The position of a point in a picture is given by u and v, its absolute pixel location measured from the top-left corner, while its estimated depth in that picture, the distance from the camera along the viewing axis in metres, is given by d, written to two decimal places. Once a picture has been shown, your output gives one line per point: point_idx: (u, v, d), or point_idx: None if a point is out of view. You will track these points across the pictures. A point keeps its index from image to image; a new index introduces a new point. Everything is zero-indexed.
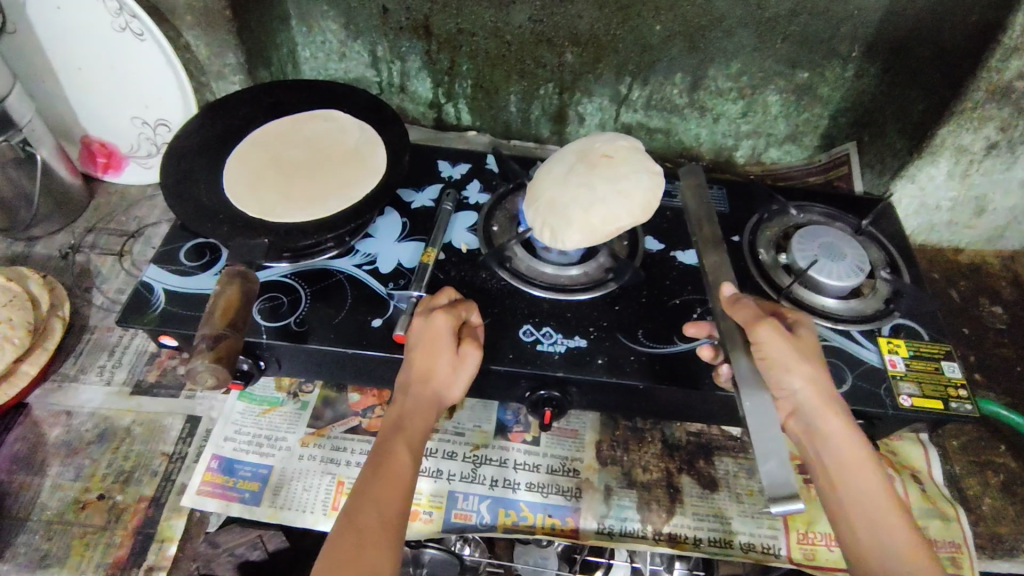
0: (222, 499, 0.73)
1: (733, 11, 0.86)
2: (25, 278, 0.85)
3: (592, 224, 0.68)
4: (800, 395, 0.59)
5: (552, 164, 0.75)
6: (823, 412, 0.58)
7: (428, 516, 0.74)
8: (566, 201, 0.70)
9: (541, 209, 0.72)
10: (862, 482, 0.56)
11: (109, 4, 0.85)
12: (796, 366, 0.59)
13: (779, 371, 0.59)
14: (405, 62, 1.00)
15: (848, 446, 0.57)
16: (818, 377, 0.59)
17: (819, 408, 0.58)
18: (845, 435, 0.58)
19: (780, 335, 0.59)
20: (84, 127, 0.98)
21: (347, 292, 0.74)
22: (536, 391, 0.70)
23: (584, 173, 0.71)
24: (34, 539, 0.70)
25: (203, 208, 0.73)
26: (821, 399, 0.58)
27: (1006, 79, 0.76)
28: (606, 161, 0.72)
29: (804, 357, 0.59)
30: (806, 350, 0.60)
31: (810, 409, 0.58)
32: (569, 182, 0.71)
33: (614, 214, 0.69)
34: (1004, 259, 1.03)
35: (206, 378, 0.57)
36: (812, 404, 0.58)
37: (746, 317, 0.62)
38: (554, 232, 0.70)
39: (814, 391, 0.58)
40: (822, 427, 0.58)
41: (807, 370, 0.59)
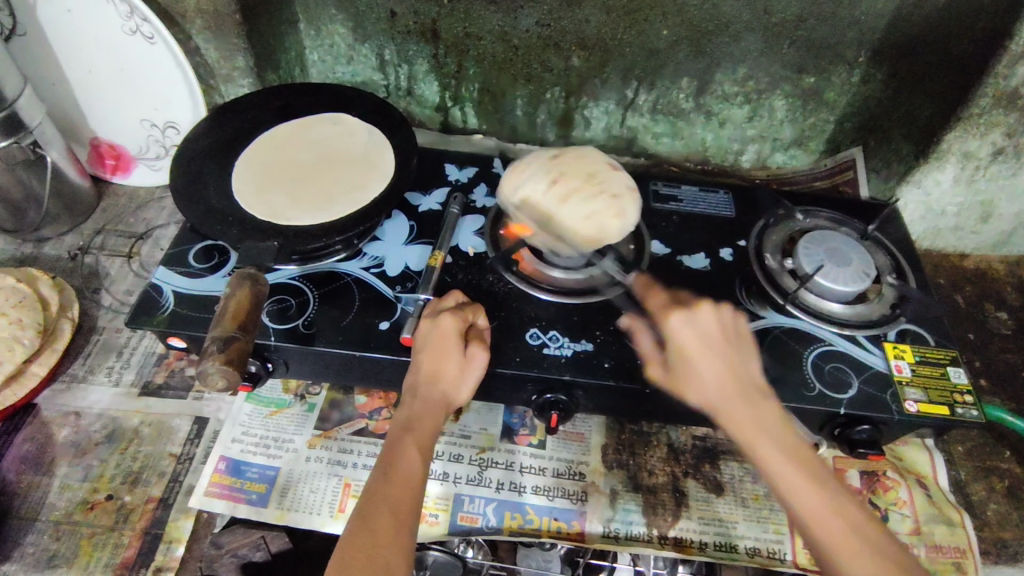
0: (230, 499, 0.73)
1: (740, 16, 0.86)
2: (34, 279, 0.86)
3: (599, 224, 0.71)
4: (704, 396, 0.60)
5: (526, 170, 0.76)
6: (725, 405, 0.58)
7: (434, 518, 0.74)
8: (570, 205, 0.72)
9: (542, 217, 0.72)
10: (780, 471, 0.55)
11: (120, 7, 0.86)
12: (688, 372, 0.60)
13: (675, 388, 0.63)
14: (412, 65, 1.00)
15: (757, 437, 0.56)
16: (710, 377, 0.60)
17: (721, 403, 0.59)
18: (752, 426, 0.57)
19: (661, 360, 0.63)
20: (93, 129, 0.99)
21: (355, 295, 0.74)
22: (543, 394, 0.70)
23: (572, 176, 0.74)
24: (43, 539, 0.71)
25: (212, 211, 0.73)
26: (717, 396, 0.59)
27: (1012, 86, 0.76)
28: (583, 163, 0.75)
29: (690, 360, 0.61)
30: (684, 356, 0.62)
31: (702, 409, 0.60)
32: (561, 186, 0.73)
33: (616, 209, 0.72)
34: (1010, 265, 1.03)
35: (216, 380, 0.57)
36: (715, 400, 0.59)
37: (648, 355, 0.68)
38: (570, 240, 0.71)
39: (709, 389, 0.59)
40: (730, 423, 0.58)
41: (698, 371, 0.60)
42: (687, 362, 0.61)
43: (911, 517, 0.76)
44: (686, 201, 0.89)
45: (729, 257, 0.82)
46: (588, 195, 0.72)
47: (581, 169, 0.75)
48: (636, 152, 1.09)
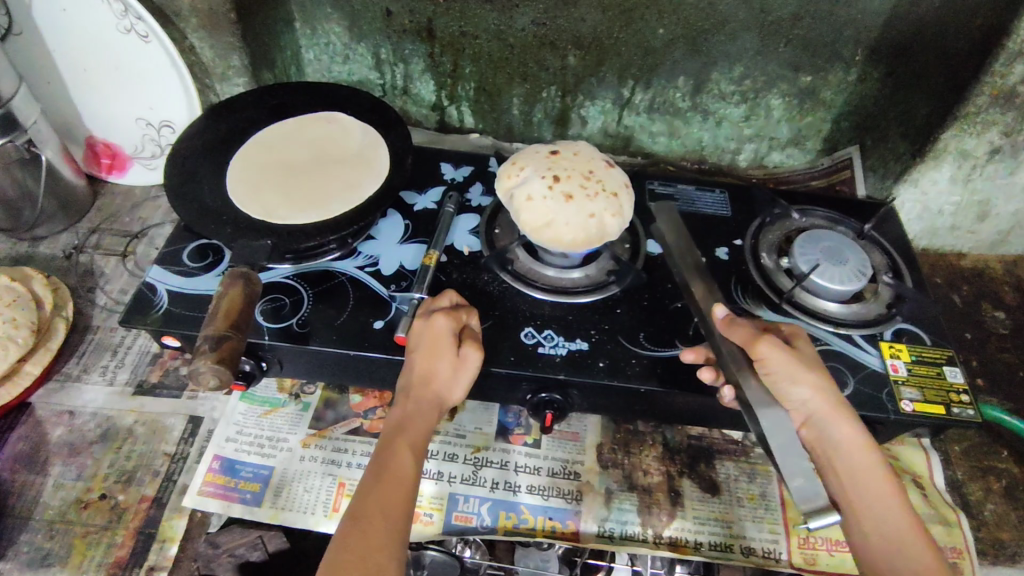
0: (224, 499, 0.73)
1: (736, 15, 0.86)
2: (29, 278, 0.85)
3: (599, 223, 0.71)
4: (810, 405, 0.60)
5: (527, 167, 0.75)
6: (835, 418, 0.59)
7: (429, 518, 0.74)
8: (571, 203, 0.71)
9: (543, 213, 0.71)
10: (872, 488, 0.57)
11: (115, 6, 0.85)
12: (799, 378, 0.59)
13: (787, 385, 0.60)
14: (408, 64, 1.00)
15: (857, 452, 0.58)
16: (827, 386, 0.60)
17: (829, 415, 0.59)
18: (857, 441, 0.59)
19: (780, 347, 0.60)
20: (89, 128, 0.98)
21: (349, 294, 0.74)
22: (537, 394, 0.70)
23: (573, 174, 0.73)
24: (36, 538, 0.70)
25: (206, 210, 0.73)
26: (831, 407, 0.59)
27: (1009, 84, 0.76)
28: (582, 161, 0.75)
29: (809, 367, 0.61)
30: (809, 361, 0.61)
31: (821, 418, 0.59)
32: (562, 184, 0.72)
33: (616, 209, 0.72)
34: (1007, 264, 1.03)
35: (209, 379, 0.57)
36: (823, 412, 0.59)
37: (743, 335, 0.62)
38: (570, 239, 0.71)
39: (823, 399, 0.59)
40: (833, 434, 0.59)
41: (813, 380, 0.59)
42: (804, 368, 0.60)
43: None
44: (682, 200, 0.89)
45: (725, 256, 0.82)
46: (590, 193, 0.72)
47: (582, 167, 0.74)
48: (633, 151, 1.09)
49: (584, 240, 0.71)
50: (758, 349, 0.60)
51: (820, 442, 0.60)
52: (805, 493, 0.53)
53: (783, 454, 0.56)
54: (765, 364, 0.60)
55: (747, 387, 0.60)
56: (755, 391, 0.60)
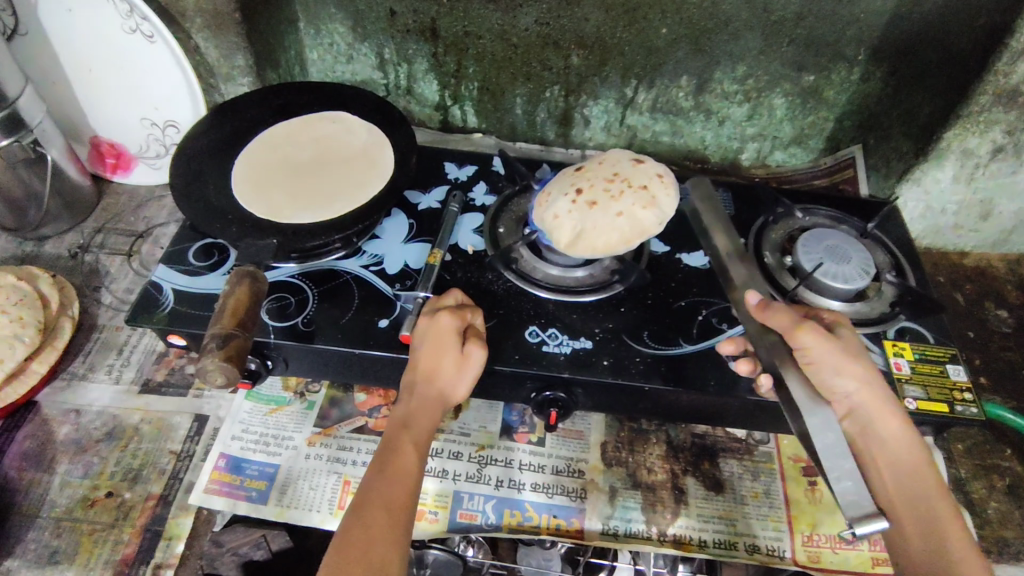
0: (230, 497, 0.74)
1: (739, 14, 0.86)
2: (35, 277, 0.86)
3: (631, 223, 0.71)
4: (855, 398, 0.60)
5: (551, 191, 0.75)
6: (881, 414, 0.60)
7: (434, 515, 0.74)
8: (597, 209, 0.71)
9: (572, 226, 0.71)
10: (917, 483, 0.57)
11: (121, 6, 0.86)
12: (843, 369, 0.60)
13: (829, 375, 0.60)
14: (411, 64, 1.00)
15: (903, 447, 0.59)
16: (869, 377, 0.60)
17: (876, 411, 0.60)
18: (902, 436, 0.59)
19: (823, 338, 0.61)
20: (94, 128, 0.99)
21: (354, 293, 0.74)
22: (542, 391, 0.70)
23: (595, 182, 0.74)
24: (44, 536, 0.71)
25: (212, 209, 0.73)
26: (875, 400, 0.60)
27: (1012, 82, 0.76)
28: (603, 169, 0.76)
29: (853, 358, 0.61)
30: (853, 351, 0.61)
31: (865, 410, 0.60)
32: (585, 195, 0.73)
33: (647, 202, 0.72)
34: (1010, 262, 1.03)
35: (216, 377, 0.57)
36: (867, 405, 0.60)
37: (784, 324, 0.63)
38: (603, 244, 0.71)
39: (867, 393, 0.60)
40: (878, 427, 0.59)
41: (858, 373, 0.60)
42: (847, 359, 0.60)
43: None
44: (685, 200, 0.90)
45: (728, 255, 0.82)
46: (616, 194, 0.72)
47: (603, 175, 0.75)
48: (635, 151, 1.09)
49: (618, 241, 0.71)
50: (800, 339, 0.61)
51: (864, 434, 0.60)
52: (851, 497, 0.54)
53: (827, 456, 0.56)
54: (806, 352, 0.61)
55: (790, 381, 0.61)
56: (799, 391, 0.60)
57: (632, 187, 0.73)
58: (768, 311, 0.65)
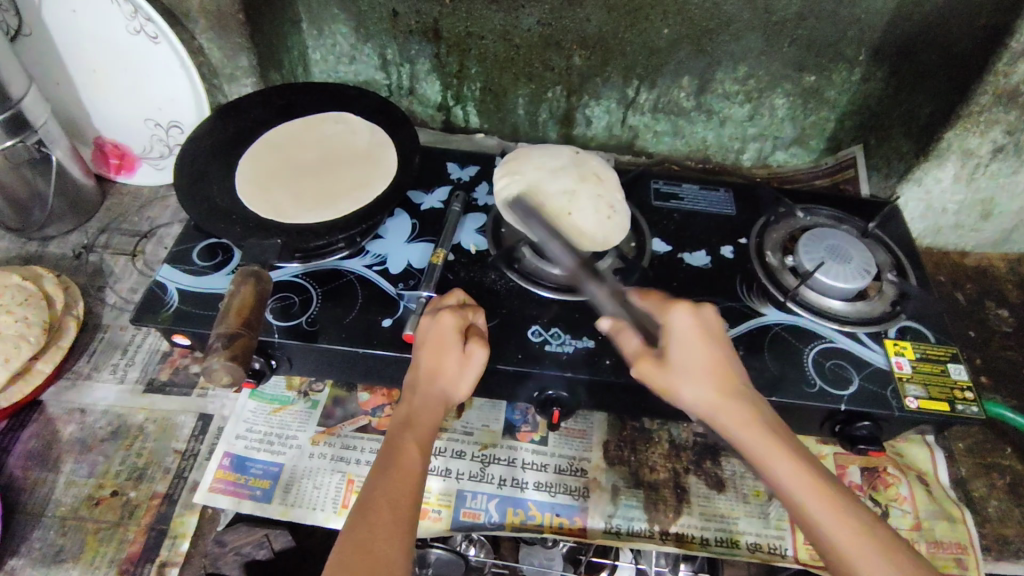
0: (234, 495, 0.74)
1: (741, 15, 0.87)
2: (40, 277, 0.86)
3: (602, 175, 0.79)
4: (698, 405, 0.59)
5: (514, 203, 0.77)
6: (721, 416, 0.58)
7: (437, 514, 0.74)
8: (581, 190, 0.77)
9: (568, 220, 0.74)
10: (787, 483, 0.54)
11: (125, 7, 0.86)
12: (679, 382, 0.60)
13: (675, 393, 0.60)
14: (414, 65, 1.01)
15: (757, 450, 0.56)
16: (698, 385, 0.59)
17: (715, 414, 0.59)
18: (750, 439, 0.56)
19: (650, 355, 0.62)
20: (98, 129, 0.99)
21: (358, 292, 0.75)
22: (545, 391, 0.71)
23: (546, 170, 0.79)
24: (49, 534, 0.71)
25: (216, 209, 0.74)
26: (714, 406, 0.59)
27: (1013, 83, 0.76)
28: (519, 156, 0.82)
29: (669, 367, 0.61)
30: (676, 362, 0.61)
31: (713, 420, 0.59)
32: (556, 184, 0.77)
33: (593, 167, 0.80)
34: (1011, 262, 1.03)
35: (221, 376, 0.58)
36: (713, 410, 0.59)
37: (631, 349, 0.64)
38: (607, 209, 0.76)
39: (703, 399, 0.59)
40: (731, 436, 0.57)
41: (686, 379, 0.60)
42: (663, 368, 0.61)
43: (911, 512, 0.76)
44: (687, 199, 0.90)
45: (730, 255, 0.83)
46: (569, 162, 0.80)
47: (536, 158, 0.81)
48: (637, 151, 1.09)
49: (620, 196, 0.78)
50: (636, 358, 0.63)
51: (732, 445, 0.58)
52: None
53: None
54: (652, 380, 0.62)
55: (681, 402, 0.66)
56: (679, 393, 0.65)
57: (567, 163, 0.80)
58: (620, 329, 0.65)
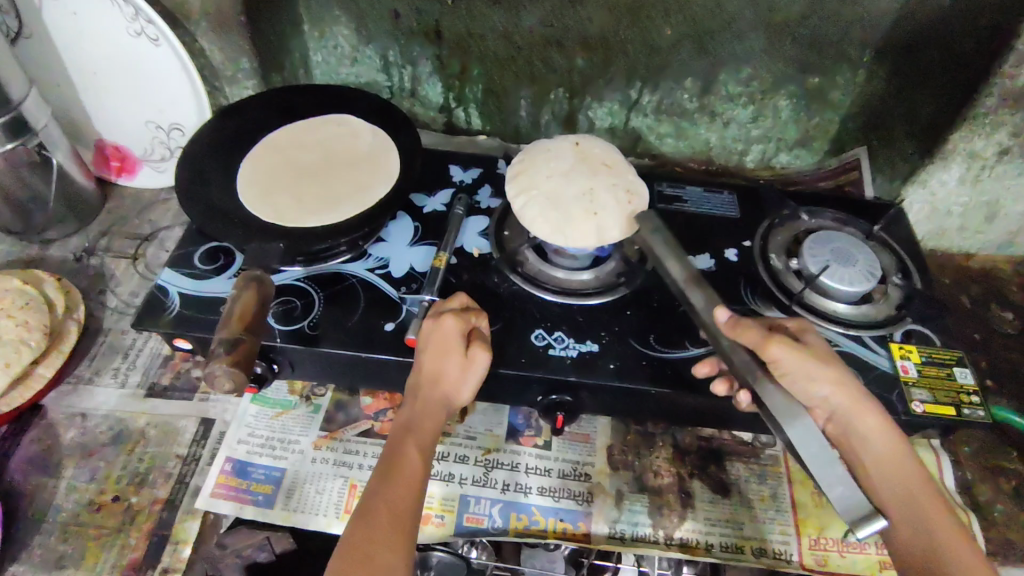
0: (236, 501, 0.74)
1: (744, 16, 0.86)
2: (41, 281, 0.86)
3: (610, 163, 0.75)
4: (832, 402, 0.60)
5: (538, 218, 0.71)
6: (857, 410, 0.59)
7: (440, 519, 0.74)
8: (599, 183, 0.72)
9: (595, 219, 0.69)
10: (900, 484, 0.57)
11: (125, 9, 0.86)
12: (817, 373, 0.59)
13: (801, 382, 0.59)
14: (415, 66, 1.00)
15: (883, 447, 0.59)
16: (846, 379, 0.60)
17: (855, 411, 0.59)
18: (881, 435, 0.59)
19: (793, 349, 0.58)
20: (99, 132, 0.99)
21: (360, 296, 0.74)
22: (548, 395, 0.70)
23: (556, 173, 0.73)
24: (50, 540, 0.71)
25: (218, 212, 0.73)
26: (853, 399, 0.59)
27: (1018, 85, 0.76)
28: (525, 169, 0.75)
29: (825, 362, 0.60)
30: (823, 355, 0.61)
31: (844, 412, 0.60)
32: (573, 186, 0.71)
33: (592, 152, 0.75)
34: (1016, 265, 1.02)
35: (224, 382, 0.57)
36: (845, 406, 0.60)
37: (754, 337, 0.58)
38: (626, 193, 0.72)
39: (843, 393, 0.59)
40: (858, 428, 0.59)
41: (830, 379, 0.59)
42: (818, 365, 0.59)
43: None
44: (691, 202, 0.89)
45: (734, 258, 0.82)
46: (572, 156, 0.74)
47: (543, 164, 0.74)
48: (640, 152, 1.09)
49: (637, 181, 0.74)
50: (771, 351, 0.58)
51: (846, 436, 0.60)
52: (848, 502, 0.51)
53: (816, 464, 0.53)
54: (777, 363, 0.59)
55: (769, 399, 0.55)
56: (777, 402, 0.55)
57: (563, 157, 0.74)
58: (740, 323, 0.59)
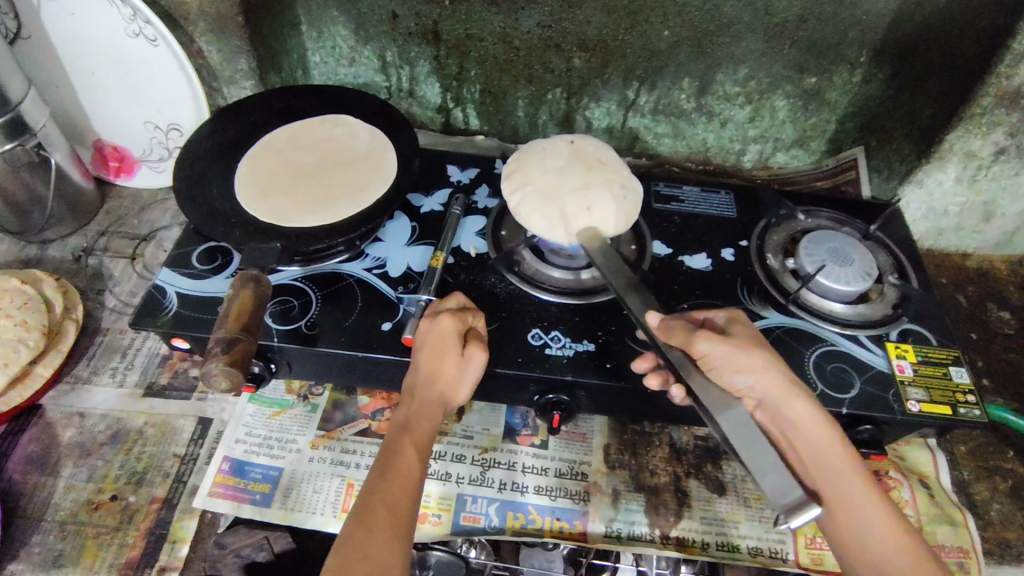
0: (234, 500, 0.74)
1: (741, 17, 0.86)
2: (40, 281, 0.86)
3: (606, 161, 0.75)
4: (759, 389, 0.59)
5: (533, 214, 0.71)
6: (789, 399, 0.58)
7: (437, 518, 0.74)
8: (594, 179, 0.72)
9: (589, 213, 0.69)
10: (836, 472, 0.57)
11: (123, 10, 0.86)
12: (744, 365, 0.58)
13: (732, 374, 0.59)
14: (413, 67, 1.00)
15: (822, 436, 0.58)
16: (773, 367, 0.59)
17: (784, 399, 0.58)
18: (818, 423, 0.58)
19: (715, 337, 0.58)
20: (97, 132, 0.99)
21: (357, 296, 0.74)
22: (545, 395, 0.70)
23: (551, 170, 0.73)
24: (48, 539, 0.71)
25: (215, 212, 0.73)
26: (783, 389, 0.58)
27: (1014, 85, 0.76)
28: (522, 167, 0.75)
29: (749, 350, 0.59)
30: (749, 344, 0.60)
31: (775, 401, 0.59)
32: (568, 181, 0.71)
33: (588, 151, 0.75)
34: (1013, 264, 1.03)
35: (220, 382, 0.58)
36: (775, 395, 0.59)
37: (679, 334, 0.58)
38: (621, 190, 0.72)
39: (774, 382, 0.59)
40: (792, 416, 0.58)
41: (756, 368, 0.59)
42: (746, 355, 0.58)
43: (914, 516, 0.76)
44: (688, 201, 0.90)
45: (730, 257, 0.82)
46: (568, 154, 0.75)
47: (538, 162, 0.74)
48: (637, 152, 1.09)
49: (632, 178, 0.75)
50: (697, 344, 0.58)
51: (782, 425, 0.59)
52: (778, 489, 0.47)
53: (749, 453, 0.49)
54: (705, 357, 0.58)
55: (702, 391, 0.54)
56: (710, 393, 0.54)
57: (560, 154, 0.74)
58: (669, 324, 0.59)
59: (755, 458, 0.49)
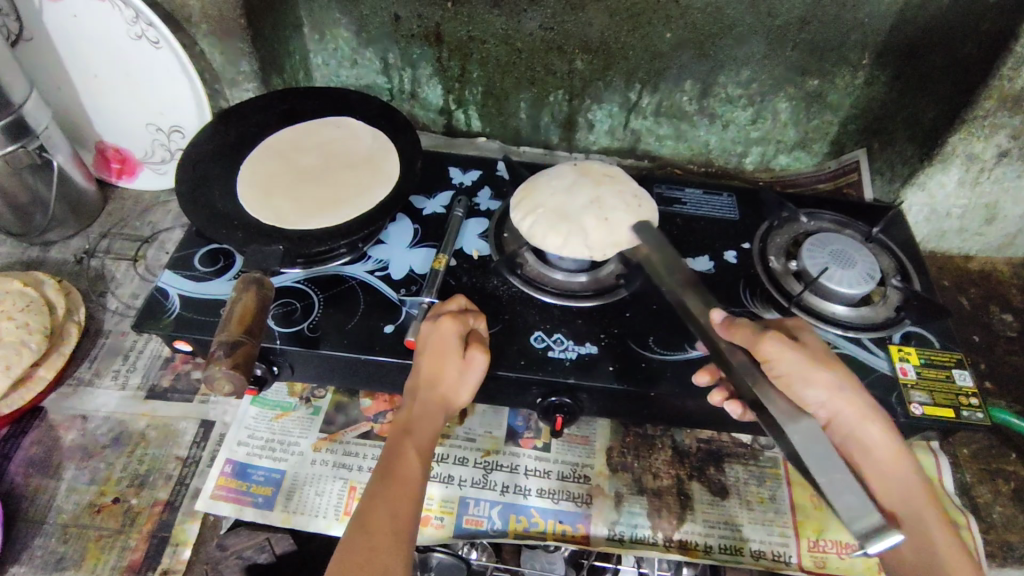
0: (236, 503, 0.74)
1: (743, 19, 0.86)
2: (42, 283, 0.86)
3: (612, 175, 0.76)
4: (831, 405, 0.60)
5: (550, 234, 0.71)
6: (861, 416, 0.60)
7: (439, 521, 0.74)
8: (604, 193, 0.73)
9: (607, 225, 0.70)
10: (899, 486, 0.59)
11: (125, 12, 0.86)
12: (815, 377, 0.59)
13: (800, 386, 0.59)
14: (415, 69, 1.00)
15: (886, 453, 0.60)
16: (842, 382, 0.60)
17: (857, 415, 0.60)
18: (883, 440, 0.60)
19: (784, 344, 0.57)
20: (99, 134, 0.99)
21: (360, 299, 0.74)
22: (547, 397, 0.70)
23: (560, 190, 0.74)
24: (50, 542, 0.71)
25: (218, 215, 0.73)
26: (854, 407, 0.60)
27: (1017, 87, 0.76)
28: (530, 192, 0.76)
29: (824, 364, 0.60)
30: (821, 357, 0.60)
31: (847, 417, 0.60)
32: (579, 199, 0.73)
33: (593, 168, 0.77)
34: (1015, 266, 1.03)
35: (223, 385, 0.57)
36: (846, 412, 0.60)
37: (746, 337, 0.58)
38: (634, 200, 0.74)
39: (844, 400, 0.60)
40: (860, 433, 0.60)
41: (827, 383, 0.59)
42: (820, 369, 0.59)
43: None
44: (690, 204, 0.90)
45: (732, 260, 0.82)
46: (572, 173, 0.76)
47: (546, 185, 0.75)
48: (639, 154, 1.09)
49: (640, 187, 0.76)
50: (765, 350, 0.57)
51: (848, 441, 0.61)
52: (850, 509, 0.47)
53: (817, 465, 0.49)
54: (772, 364, 0.58)
55: (769, 403, 0.53)
56: (778, 405, 0.53)
57: (565, 175, 0.76)
58: (734, 323, 0.58)
59: (824, 476, 0.48)
